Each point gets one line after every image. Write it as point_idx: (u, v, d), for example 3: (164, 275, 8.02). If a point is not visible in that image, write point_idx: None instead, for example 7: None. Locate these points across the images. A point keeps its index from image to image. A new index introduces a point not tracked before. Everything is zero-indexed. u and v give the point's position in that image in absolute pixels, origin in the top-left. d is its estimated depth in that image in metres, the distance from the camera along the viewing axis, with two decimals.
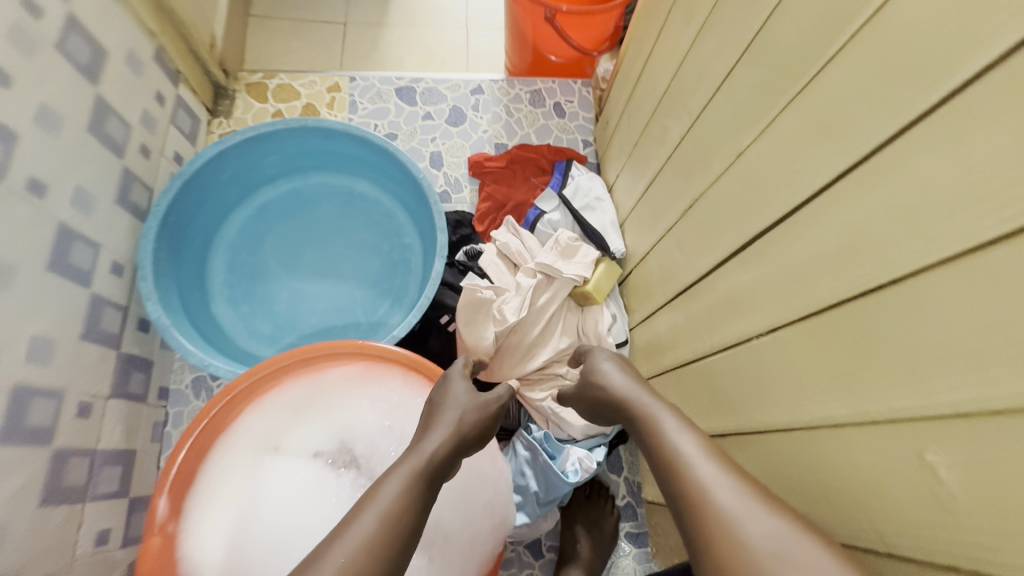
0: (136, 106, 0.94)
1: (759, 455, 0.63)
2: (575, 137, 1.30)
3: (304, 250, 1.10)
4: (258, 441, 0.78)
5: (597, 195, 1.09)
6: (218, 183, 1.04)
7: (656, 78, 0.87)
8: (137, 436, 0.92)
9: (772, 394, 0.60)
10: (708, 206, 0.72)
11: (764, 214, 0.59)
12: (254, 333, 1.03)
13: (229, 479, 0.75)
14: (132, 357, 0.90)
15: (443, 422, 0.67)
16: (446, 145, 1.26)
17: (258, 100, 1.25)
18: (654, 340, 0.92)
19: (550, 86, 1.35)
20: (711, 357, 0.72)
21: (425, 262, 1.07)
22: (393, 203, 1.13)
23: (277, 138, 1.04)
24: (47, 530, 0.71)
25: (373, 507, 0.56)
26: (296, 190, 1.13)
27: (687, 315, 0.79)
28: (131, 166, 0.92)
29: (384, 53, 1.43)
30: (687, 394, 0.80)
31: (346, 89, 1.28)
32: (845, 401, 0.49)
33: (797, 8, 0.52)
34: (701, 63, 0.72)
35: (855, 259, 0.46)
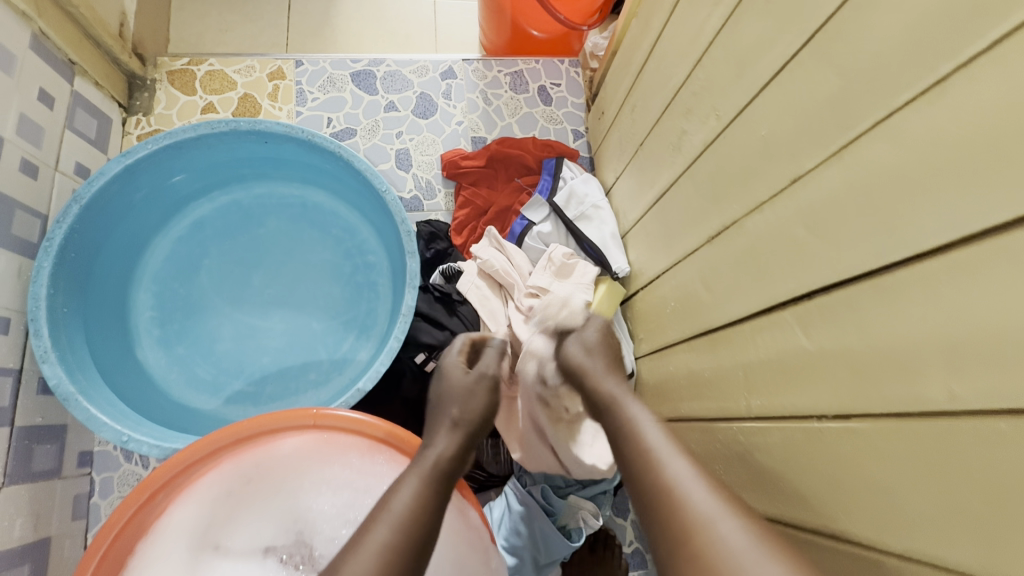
0: (11, 112, 0.74)
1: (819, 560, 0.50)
2: (564, 128, 1.13)
3: (249, 275, 0.92)
4: (192, 538, 0.62)
5: (594, 201, 0.94)
6: (134, 202, 0.85)
7: (668, 67, 0.72)
8: (51, 520, 0.75)
9: (837, 493, 0.47)
10: (745, 237, 0.57)
11: (836, 266, 0.45)
12: (192, 381, 0.85)
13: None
14: (35, 428, 0.73)
15: (442, 429, 0.63)
16: (414, 140, 1.07)
17: (183, 90, 1.03)
18: (666, 379, 0.79)
19: (532, 66, 1.16)
20: (748, 423, 0.58)
21: (394, 286, 0.91)
22: (352, 214, 0.96)
23: (204, 144, 0.85)
24: None
25: (389, 511, 0.51)
26: (235, 204, 0.94)
27: (711, 364, 0.65)
28: (7, 189, 0.72)
29: (337, 29, 1.22)
30: (714, 454, 0.66)
31: (291, 75, 1.08)
32: (972, 547, 0.35)
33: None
34: (737, 54, 0.56)
35: (999, 360, 0.32)
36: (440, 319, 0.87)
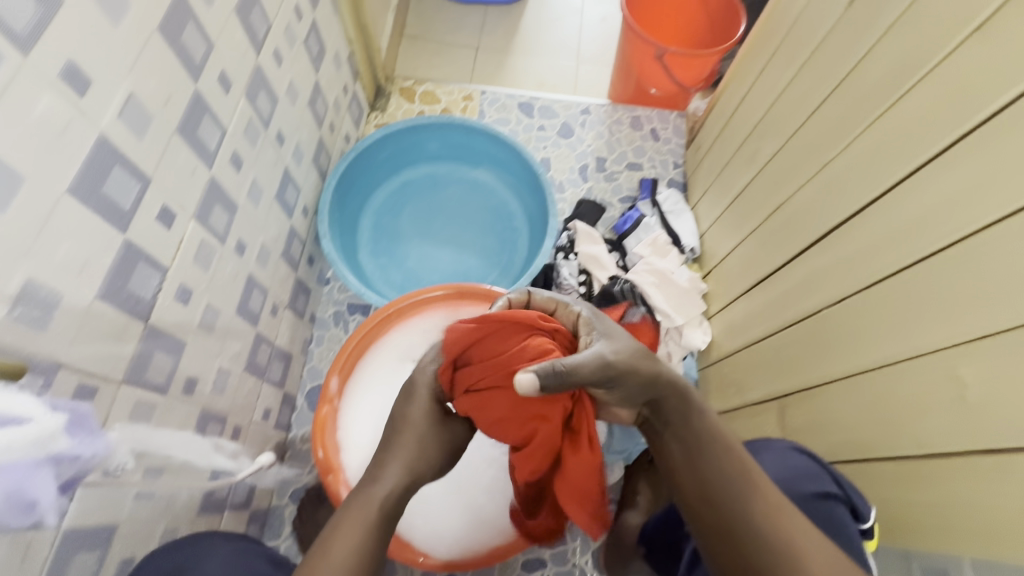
0: (332, 94, 1.20)
1: (812, 409, 0.78)
2: (666, 159, 1.49)
3: (433, 221, 1.34)
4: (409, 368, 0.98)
5: (682, 206, 1.31)
6: (378, 160, 1.28)
7: (753, 108, 1.06)
8: (295, 343, 1.15)
9: (904, 498, 0.62)
10: (795, 209, 0.88)
11: (845, 212, 0.76)
12: (388, 281, 1.27)
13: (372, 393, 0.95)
14: (302, 284, 1.15)
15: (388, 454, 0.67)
16: (554, 152, 1.47)
17: (407, 102, 1.52)
18: (728, 323, 1.07)
19: (648, 114, 1.56)
20: (785, 332, 0.86)
21: (532, 242, 1.29)
22: (508, 193, 1.36)
23: (428, 131, 1.29)
24: (243, 391, 0.93)
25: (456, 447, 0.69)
26: (432, 174, 1.37)
27: (761, 302, 0.95)
28: (322, 137, 1.18)
29: (506, 75, 1.71)
30: (756, 366, 0.94)
31: (477, 100, 1.53)
32: (890, 346, 0.65)
33: (892, 57, 0.69)
34: (799, 95, 0.90)
35: (910, 234, 0.64)
36: (557, 266, 1.21)
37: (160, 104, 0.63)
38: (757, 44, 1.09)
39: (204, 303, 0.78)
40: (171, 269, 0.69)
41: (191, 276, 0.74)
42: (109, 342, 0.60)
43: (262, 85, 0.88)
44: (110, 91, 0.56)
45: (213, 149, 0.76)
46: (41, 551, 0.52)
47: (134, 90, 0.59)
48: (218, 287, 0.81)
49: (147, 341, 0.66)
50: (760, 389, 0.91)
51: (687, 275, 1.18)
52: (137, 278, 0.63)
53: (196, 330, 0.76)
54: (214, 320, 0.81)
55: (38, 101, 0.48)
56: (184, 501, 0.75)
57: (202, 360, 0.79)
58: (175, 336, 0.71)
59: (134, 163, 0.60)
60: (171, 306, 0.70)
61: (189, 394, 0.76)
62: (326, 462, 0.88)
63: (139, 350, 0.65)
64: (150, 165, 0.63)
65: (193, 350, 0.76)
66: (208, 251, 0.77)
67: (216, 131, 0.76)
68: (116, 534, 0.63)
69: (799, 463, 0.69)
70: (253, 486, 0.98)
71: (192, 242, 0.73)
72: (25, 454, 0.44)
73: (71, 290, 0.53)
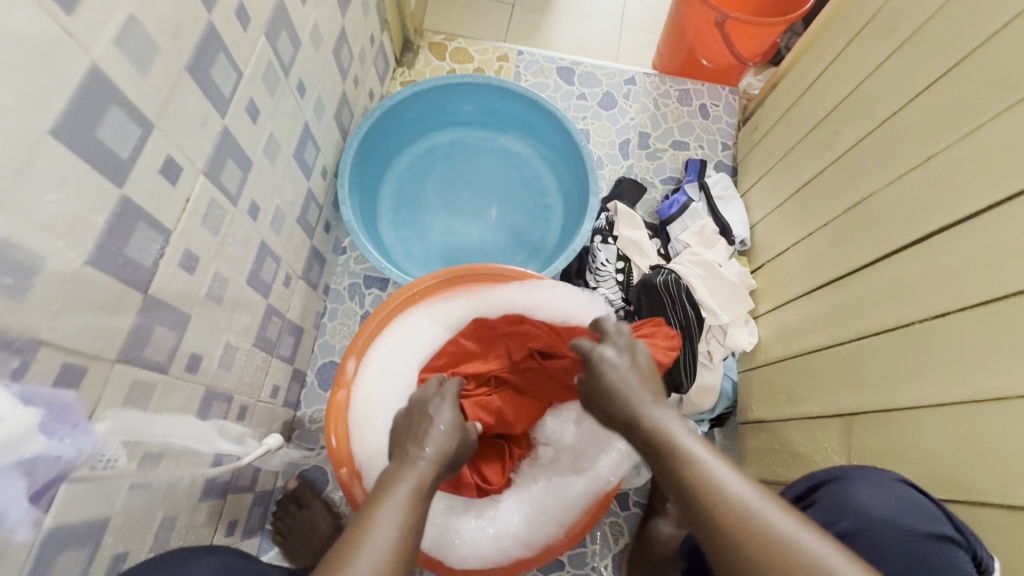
0: (358, 43, 1.08)
1: (889, 433, 0.69)
2: (715, 139, 1.37)
3: (459, 192, 1.24)
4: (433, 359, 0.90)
5: (732, 192, 1.20)
6: (404, 120, 1.16)
7: (832, 87, 0.94)
8: (308, 316, 1.06)
9: (1013, 548, 0.54)
10: (882, 204, 0.77)
11: (955, 211, 0.65)
12: (408, 255, 1.17)
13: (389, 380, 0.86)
14: (317, 253, 1.06)
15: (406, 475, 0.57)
16: (594, 124, 1.36)
17: (436, 58, 1.39)
18: (782, 324, 0.97)
19: (698, 88, 1.43)
20: (857, 343, 0.77)
21: (568, 222, 1.19)
22: (543, 166, 1.25)
23: (461, 91, 1.16)
24: (251, 367, 0.85)
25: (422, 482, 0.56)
26: (460, 140, 1.26)
27: (825, 306, 0.86)
28: (345, 91, 1.06)
29: (544, 36, 1.56)
30: (814, 377, 0.85)
31: (513, 61, 1.41)
32: (1008, 374, 0.55)
33: None
34: (899, 73, 0.78)
35: None
36: (593, 249, 1.10)
37: (168, 33, 0.53)
38: (844, 12, 0.96)
39: (213, 271, 0.69)
40: (175, 233, 0.60)
41: (199, 240, 0.64)
42: (102, 314, 0.51)
43: (284, 25, 0.76)
44: (107, 10, 0.45)
45: (227, 94, 0.65)
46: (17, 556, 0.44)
47: (136, 11, 0.48)
48: (229, 253, 0.72)
49: (148, 313, 0.57)
50: (819, 402, 0.82)
51: (736, 268, 1.08)
52: (137, 240, 0.54)
53: (203, 301, 0.67)
54: (223, 291, 0.72)
55: (13, 11, 0.38)
56: (185, 488, 0.68)
57: (209, 334, 0.70)
58: (178, 308, 0.62)
59: (135, 102, 0.50)
60: (175, 274, 0.61)
61: (193, 373, 0.68)
62: (337, 450, 0.80)
63: (139, 323, 0.56)
64: (153, 107, 0.53)
65: (198, 324, 0.67)
66: (218, 213, 0.68)
67: (231, 73, 0.65)
68: (108, 529, 0.56)
69: (916, 502, 0.60)
70: (257, 469, 0.91)
71: (201, 201, 0.64)
72: None
73: (52, 253, 0.44)
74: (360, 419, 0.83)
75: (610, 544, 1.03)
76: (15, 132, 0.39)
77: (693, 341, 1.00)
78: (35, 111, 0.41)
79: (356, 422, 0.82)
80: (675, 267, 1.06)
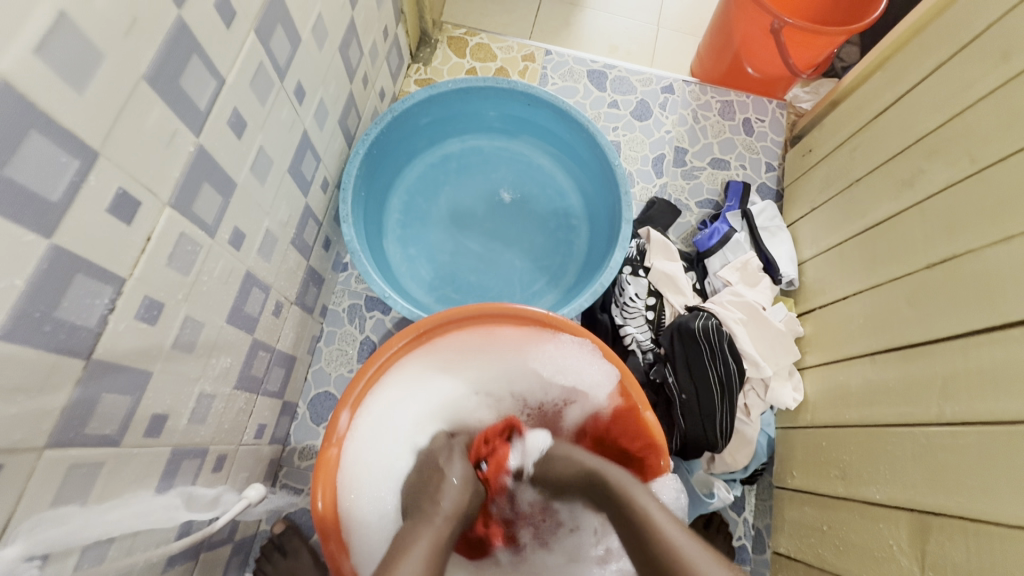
0: (369, 38, 0.96)
1: (981, 549, 0.58)
2: (759, 159, 1.24)
3: (475, 208, 1.12)
4: (438, 411, 0.83)
5: (779, 223, 1.07)
6: (418, 126, 1.04)
7: (914, 116, 0.81)
8: (301, 343, 0.95)
9: None
10: (984, 266, 0.65)
11: None
12: (414, 276, 1.06)
13: (385, 434, 0.77)
14: (313, 273, 0.95)
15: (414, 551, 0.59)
16: (626, 136, 1.23)
17: (455, 55, 1.26)
18: (837, 384, 0.86)
19: (742, 99, 1.29)
20: (941, 430, 0.65)
21: (594, 248, 1.07)
22: (570, 183, 1.13)
23: (483, 96, 1.04)
24: (231, 412, 0.75)
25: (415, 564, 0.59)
26: (479, 149, 1.14)
27: (896, 375, 0.74)
28: (353, 92, 0.94)
29: (574, 33, 1.42)
30: (878, 457, 0.73)
31: (540, 61, 1.28)
32: None
33: None
34: (1014, 109, 0.65)
35: None
36: (622, 282, 0.98)
37: (118, 36, 0.41)
38: (935, 29, 0.82)
39: (182, 317, 0.58)
40: (131, 279, 0.49)
41: (163, 285, 0.53)
42: (21, 395, 0.40)
43: (280, 20, 0.64)
44: (21, 6, 0.34)
45: (203, 107, 0.54)
46: None
47: (70, 9, 0.37)
48: (204, 293, 0.61)
49: (89, 383, 0.46)
50: (885, 490, 0.71)
51: (782, 313, 0.96)
52: (73, 298, 0.42)
53: (168, 354, 0.56)
54: (196, 336, 0.61)
55: None
56: (142, 569, 0.58)
57: (176, 388, 0.60)
58: (132, 368, 0.51)
59: (70, 127, 0.39)
60: (130, 329, 0.50)
61: (154, 436, 0.57)
62: (323, 517, 0.68)
63: (76, 397, 0.45)
64: (96, 131, 0.41)
65: (161, 380, 0.56)
66: (191, 249, 0.57)
67: (209, 82, 0.54)
68: None
69: None
70: (237, 521, 0.81)
71: (168, 238, 0.53)
72: None
73: None
74: (353, 480, 0.73)
75: None
76: None
77: (731, 394, 0.87)
78: None
79: (345, 481, 0.72)
80: (714, 308, 0.94)
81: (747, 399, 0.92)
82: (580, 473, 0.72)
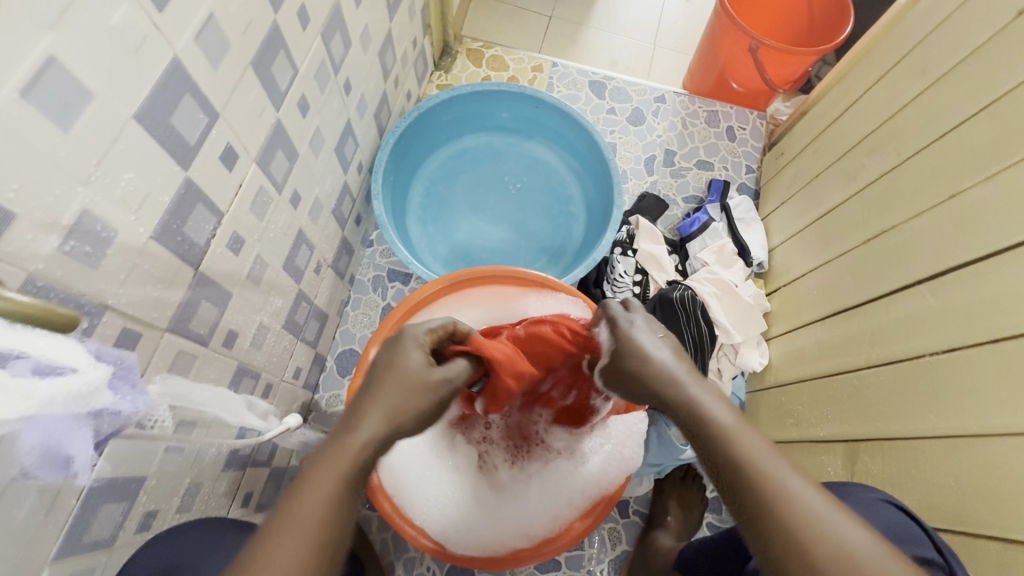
0: (402, 46, 1.12)
1: (894, 462, 0.71)
2: (740, 162, 1.39)
3: (487, 196, 1.27)
4: None
5: (754, 215, 1.21)
6: (440, 122, 1.20)
7: (861, 120, 0.97)
8: (332, 304, 1.10)
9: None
10: (905, 237, 0.79)
11: (976, 247, 0.67)
12: (431, 252, 1.21)
13: None
14: (346, 244, 1.10)
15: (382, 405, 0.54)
16: (621, 139, 1.38)
17: (473, 65, 1.43)
18: (794, 347, 0.99)
19: (726, 110, 1.45)
20: (869, 372, 0.78)
21: (590, 233, 1.21)
22: (570, 177, 1.28)
23: (497, 98, 1.20)
24: (278, 348, 0.89)
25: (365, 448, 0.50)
26: (491, 145, 1.30)
27: (838, 333, 0.87)
28: (386, 91, 1.11)
29: (578, 49, 1.60)
30: (822, 401, 0.86)
31: (547, 72, 1.44)
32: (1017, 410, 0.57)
33: None
34: (931, 111, 0.80)
35: None
36: (613, 260, 1.13)
37: (239, 32, 0.57)
38: (878, 48, 0.98)
39: (254, 255, 0.73)
40: (227, 215, 0.64)
41: (245, 224, 0.68)
42: (158, 286, 0.55)
43: (338, 26, 0.81)
44: (191, 9, 0.50)
45: (283, 89, 0.70)
46: (68, 501, 0.47)
47: (215, 11, 0.52)
48: (269, 238, 0.76)
49: (195, 289, 0.61)
50: (826, 427, 0.84)
51: (752, 290, 1.10)
52: (193, 220, 0.58)
53: (243, 282, 0.71)
54: (260, 273, 0.76)
55: (115, 8, 0.42)
56: (212, 457, 0.73)
57: (245, 313, 0.74)
58: (220, 286, 0.66)
59: (205, 93, 0.55)
60: (222, 254, 0.65)
61: (228, 348, 0.72)
62: None
63: (186, 298, 0.60)
64: (220, 98, 0.57)
65: (237, 303, 0.71)
66: (264, 200, 0.72)
67: (288, 70, 0.70)
68: (143, 488, 0.60)
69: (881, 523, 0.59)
70: (275, 446, 0.94)
71: (251, 187, 0.68)
72: (68, 405, 0.38)
73: (123, 227, 0.48)
74: None
75: (607, 549, 1.05)
76: (106, 116, 0.44)
77: (703, 356, 1.01)
78: (125, 101, 0.45)
79: None
80: (691, 284, 1.08)
81: (719, 362, 1.06)
82: (661, 377, 0.55)
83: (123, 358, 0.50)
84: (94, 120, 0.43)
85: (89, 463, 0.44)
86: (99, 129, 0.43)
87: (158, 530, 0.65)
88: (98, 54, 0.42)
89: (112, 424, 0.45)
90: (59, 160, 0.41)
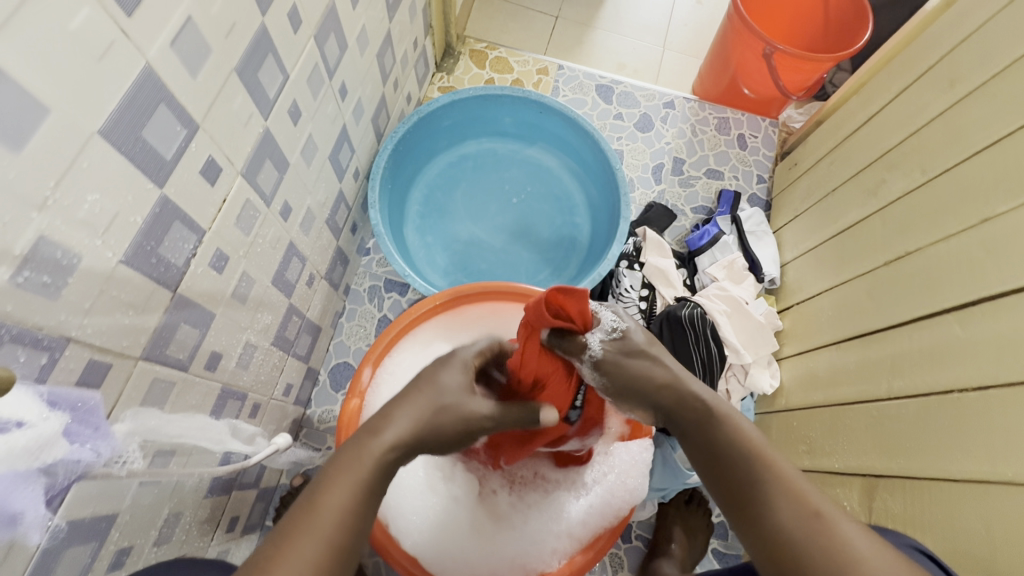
0: (402, 47, 1.08)
1: (918, 502, 0.66)
2: (751, 171, 1.34)
3: (488, 203, 1.23)
4: None
5: (766, 228, 1.17)
6: (440, 127, 1.15)
7: (882, 133, 0.92)
8: (326, 316, 1.06)
9: None
10: (931, 261, 0.74)
11: (1012, 276, 0.62)
12: (429, 262, 1.17)
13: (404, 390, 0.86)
14: (341, 253, 1.05)
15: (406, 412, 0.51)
16: (629, 145, 1.34)
17: (476, 66, 1.39)
18: (809, 369, 0.94)
19: (737, 117, 1.40)
20: (891, 404, 0.74)
21: (594, 245, 1.17)
22: (575, 186, 1.23)
23: (500, 102, 1.15)
24: (267, 365, 0.85)
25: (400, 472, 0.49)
26: (494, 150, 1.25)
27: (856, 358, 0.83)
28: (385, 93, 1.06)
29: (585, 51, 1.55)
30: (838, 429, 0.82)
31: (552, 75, 1.40)
32: None
33: None
34: (960, 126, 0.76)
35: None
36: (619, 274, 1.09)
37: (221, 36, 0.53)
38: (902, 57, 0.93)
39: (240, 271, 0.68)
40: (209, 232, 0.59)
41: (229, 240, 0.64)
42: (130, 312, 0.51)
43: (334, 28, 0.76)
44: (167, 12, 0.45)
45: (272, 95, 0.65)
46: (23, 554, 0.43)
47: (194, 14, 0.48)
48: (257, 253, 0.72)
49: (173, 312, 0.56)
50: (844, 459, 0.79)
51: (763, 307, 1.05)
52: (170, 240, 0.53)
53: (227, 300, 0.67)
54: (247, 290, 0.72)
55: (76, 11, 0.37)
56: (193, 485, 0.68)
57: (230, 332, 0.70)
58: (202, 307, 0.62)
59: (183, 103, 0.50)
60: (204, 273, 0.60)
61: (211, 370, 0.68)
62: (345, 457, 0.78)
63: (163, 322, 0.55)
64: (200, 108, 0.52)
65: (220, 323, 0.67)
66: (252, 213, 0.67)
67: (278, 75, 0.65)
68: (114, 525, 0.56)
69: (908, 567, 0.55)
70: (263, 468, 0.90)
71: (236, 201, 0.63)
72: (13, 463, 0.35)
73: (88, 251, 0.44)
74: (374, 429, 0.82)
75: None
76: (65, 130, 0.39)
77: (712, 377, 0.97)
78: (88, 114, 0.41)
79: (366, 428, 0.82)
80: (700, 300, 1.04)
81: (728, 383, 1.01)
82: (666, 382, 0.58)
83: (85, 395, 0.46)
84: (51, 137, 0.38)
85: (42, 517, 0.40)
86: (54, 144, 0.39)
87: (131, 566, 0.61)
88: (54, 63, 0.37)
89: (69, 473, 0.41)
90: (8, 182, 0.36)
